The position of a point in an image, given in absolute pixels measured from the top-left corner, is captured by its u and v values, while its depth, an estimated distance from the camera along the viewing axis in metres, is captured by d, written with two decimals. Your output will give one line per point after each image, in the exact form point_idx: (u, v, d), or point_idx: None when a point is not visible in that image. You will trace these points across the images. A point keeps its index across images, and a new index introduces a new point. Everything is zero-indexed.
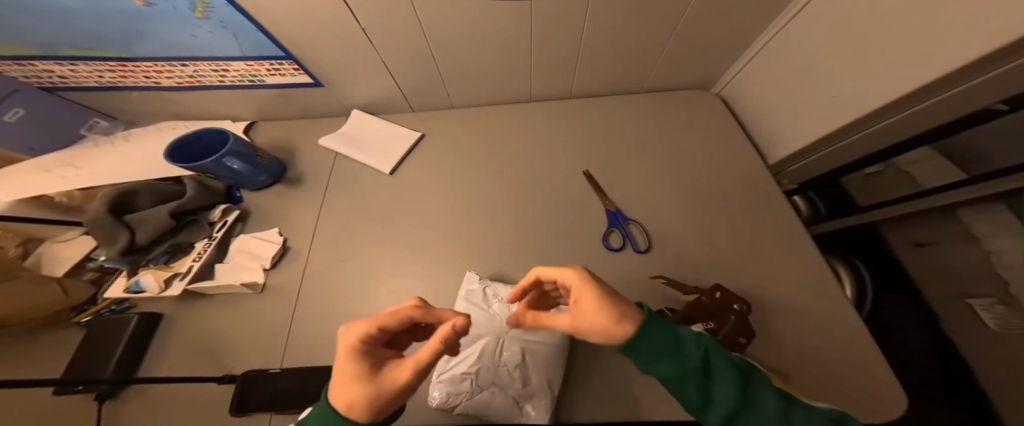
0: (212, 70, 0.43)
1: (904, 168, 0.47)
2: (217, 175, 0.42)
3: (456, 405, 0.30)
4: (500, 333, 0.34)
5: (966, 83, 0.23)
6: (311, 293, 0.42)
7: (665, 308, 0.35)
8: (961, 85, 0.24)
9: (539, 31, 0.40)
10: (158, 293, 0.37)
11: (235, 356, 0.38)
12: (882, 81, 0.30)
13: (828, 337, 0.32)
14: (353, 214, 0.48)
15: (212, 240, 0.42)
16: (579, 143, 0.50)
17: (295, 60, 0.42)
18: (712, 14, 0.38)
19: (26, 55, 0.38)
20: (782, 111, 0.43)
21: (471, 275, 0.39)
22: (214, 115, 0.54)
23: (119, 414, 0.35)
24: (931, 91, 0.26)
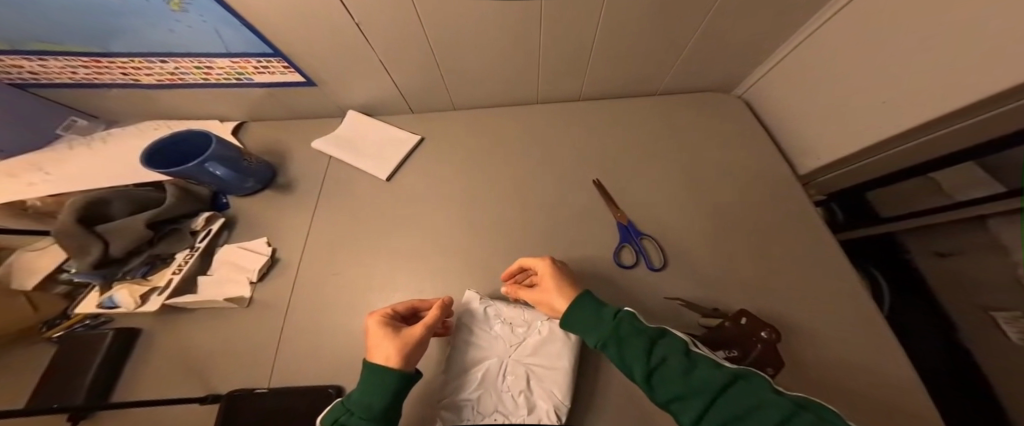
0: (195, 68, 0.40)
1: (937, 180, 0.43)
2: (199, 180, 0.39)
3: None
4: (504, 357, 0.31)
5: None
6: (300, 308, 0.39)
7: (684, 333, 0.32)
8: None
9: (548, 29, 0.36)
10: (134, 309, 0.34)
11: (216, 377, 0.35)
12: None
13: (866, 370, 0.29)
14: (347, 222, 0.45)
15: (194, 250, 0.39)
16: (589, 149, 0.47)
17: (284, 57, 0.39)
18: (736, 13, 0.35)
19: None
20: (809, 117, 0.40)
21: (471, 294, 0.36)
22: (202, 115, 0.51)
23: None
24: None
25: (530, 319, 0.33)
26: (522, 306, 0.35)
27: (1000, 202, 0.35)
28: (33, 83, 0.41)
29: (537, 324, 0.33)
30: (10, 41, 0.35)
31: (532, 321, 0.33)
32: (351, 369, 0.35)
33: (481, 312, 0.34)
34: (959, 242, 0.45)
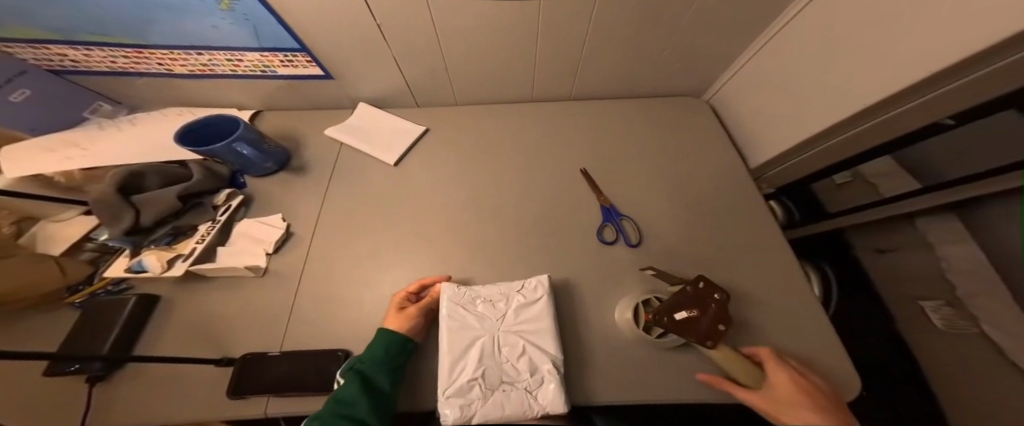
0: (227, 60, 0.45)
1: (869, 180, 0.54)
2: (225, 160, 0.43)
3: (471, 419, 0.28)
4: (494, 331, 0.33)
5: (949, 86, 0.25)
6: (314, 279, 0.42)
7: (653, 297, 0.37)
8: (949, 86, 0.25)
9: (543, 36, 0.43)
10: (161, 272, 0.39)
11: (234, 340, 0.38)
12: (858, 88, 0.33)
13: (806, 326, 0.35)
14: (358, 202, 0.49)
15: (215, 223, 0.43)
16: (579, 143, 0.53)
17: (309, 52, 0.43)
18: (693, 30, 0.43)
19: (42, 39, 0.41)
20: (763, 120, 0.47)
21: (446, 285, 0.37)
22: (221, 102, 0.54)
23: (111, 396, 0.34)
24: (915, 94, 0.28)
25: (506, 292, 0.36)
26: (497, 283, 0.38)
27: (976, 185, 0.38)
28: (70, 69, 0.46)
29: (513, 296, 0.36)
30: (66, 31, 0.40)
31: (508, 294, 0.36)
32: (363, 331, 0.38)
33: (461, 295, 0.36)
34: (901, 240, 0.58)
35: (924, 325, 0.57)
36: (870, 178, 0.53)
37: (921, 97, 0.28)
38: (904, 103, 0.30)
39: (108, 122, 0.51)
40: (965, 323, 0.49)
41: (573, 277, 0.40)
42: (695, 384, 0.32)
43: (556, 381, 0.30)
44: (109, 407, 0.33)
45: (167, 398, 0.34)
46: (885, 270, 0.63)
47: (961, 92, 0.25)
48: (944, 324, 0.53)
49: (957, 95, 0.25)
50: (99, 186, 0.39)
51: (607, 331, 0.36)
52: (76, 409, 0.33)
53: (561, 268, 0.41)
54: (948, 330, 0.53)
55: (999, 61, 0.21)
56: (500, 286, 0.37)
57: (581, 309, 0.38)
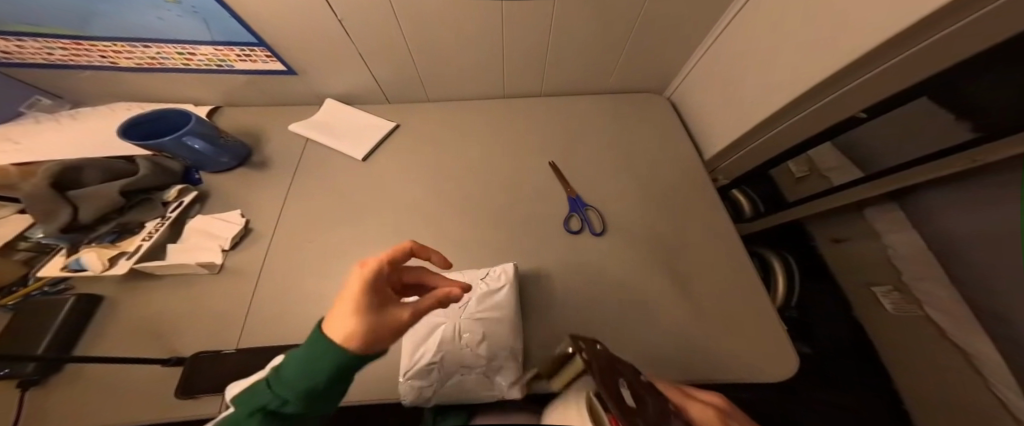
0: (177, 53, 0.43)
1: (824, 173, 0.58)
2: (174, 154, 0.41)
3: (429, 398, 0.31)
4: (457, 319, 0.34)
5: (886, 63, 0.27)
6: (273, 275, 0.41)
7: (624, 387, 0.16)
8: (884, 65, 0.28)
9: (506, 34, 0.44)
10: (101, 271, 0.37)
11: (186, 338, 0.36)
12: (796, 79, 0.36)
13: (757, 305, 0.37)
14: (322, 197, 0.48)
15: (164, 219, 0.43)
16: (547, 137, 0.54)
17: (268, 47, 0.42)
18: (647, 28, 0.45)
19: None
20: (716, 115, 0.50)
21: None
22: (175, 97, 0.52)
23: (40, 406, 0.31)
24: (850, 76, 0.31)
25: (472, 280, 0.37)
26: (463, 271, 0.38)
27: (919, 170, 0.41)
28: (3, 61, 0.43)
29: (477, 283, 0.37)
30: None
31: (473, 281, 0.37)
32: None
33: None
34: (852, 230, 0.64)
35: (875, 307, 0.62)
36: (825, 171, 0.58)
37: (857, 79, 0.30)
38: (842, 86, 0.32)
39: (47, 117, 0.49)
40: (914, 306, 0.55)
41: (537, 265, 0.41)
42: (656, 361, 0.33)
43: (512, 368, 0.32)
44: (42, 414, 0.31)
45: (105, 403, 0.32)
46: (841, 259, 0.68)
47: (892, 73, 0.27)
48: (895, 307, 0.58)
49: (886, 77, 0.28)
50: (28, 183, 0.37)
51: (570, 315, 0.37)
52: None
53: (526, 257, 0.42)
54: (895, 313, 0.59)
55: (927, 40, 0.23)
56: (468, 275, 0.38)
57: (544, 295, 0.38)
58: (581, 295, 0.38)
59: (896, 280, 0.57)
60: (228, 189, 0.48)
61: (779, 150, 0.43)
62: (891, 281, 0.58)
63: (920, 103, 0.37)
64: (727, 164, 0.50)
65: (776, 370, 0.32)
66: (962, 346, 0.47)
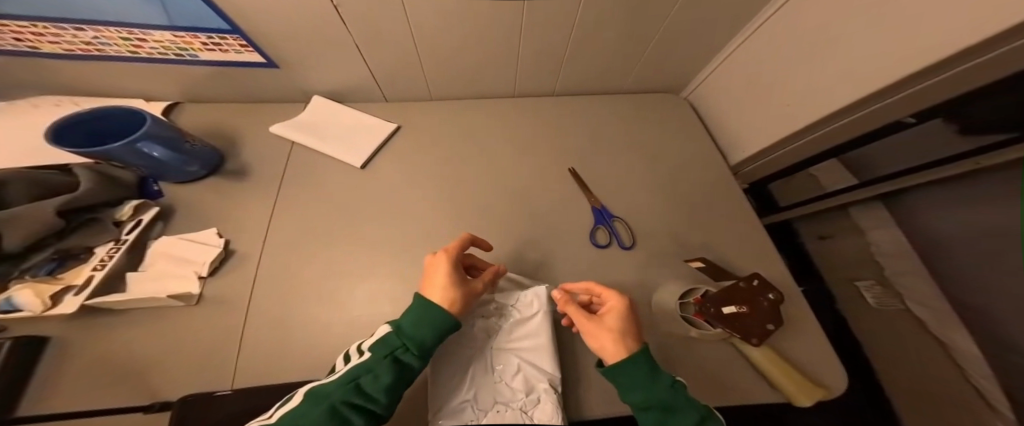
0: (121, 39, 0.35)
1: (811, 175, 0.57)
2: (126, 163, 0.34)
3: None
4: (488, 348, 0.32)
5: (921, 84, 0.26)
6: (264, 306, 0.35)
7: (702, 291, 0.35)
8: (920, 85, 0.27)
9: (525, 29, 0.40)
10: (43, 311, 0.30)
11: (158, 386, 0.31)
12: (835, 87, 0.34)
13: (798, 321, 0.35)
14: (316, 211, 0.42)
15: (120, 243, 0.36)
16: (564, 140, 0.50)
17: (243, 35, 0.35)
18: (672, 27, 0.42)
19: None
20: (742, 118, 0.49)
21: None
22: (121, 92, 0.44)
23: None
24: (888, 92, 0.30)
25: (500, 305, 0.35)
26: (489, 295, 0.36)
27: (920, 175, 0.41)
28: None
29: (506, 309, 0.35)
30: None
31: (502, 307, 0.35)
32: (328, 363, 0.32)
33: None
34: (837, 227, 0.65)
35: (858, 300, 0.64)
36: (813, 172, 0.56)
37: (895, 95, 0.29)
38: (878, 101, 0.31)
39: None
40: (894, 300, 0.56)
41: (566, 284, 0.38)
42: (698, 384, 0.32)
43: (552, 400, 0.28)
44: None
45: None
46: (827, 254, 0.69)
47: (925, 93, 0.27)
48: (877, 301, 0.60)
49: (921, 97, 0.27)
50: None
51: None
52: None
53: (553, 274, 0.39)
54: (878, 305, 0.60)
55: (965, 66, 0.23)
56: (497, 298, 0.35)
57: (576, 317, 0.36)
58: None
59: (879, 274, 0.58)
60: (200, 203, 0.41)
61: (805, 157, 0.42)
62: (874, 275, 0.59)
63: (932, 125, 0.36)
64: (751, 169, 0.50)
65: (835, 380, 0.31)
66: (938, 336, 0.49)
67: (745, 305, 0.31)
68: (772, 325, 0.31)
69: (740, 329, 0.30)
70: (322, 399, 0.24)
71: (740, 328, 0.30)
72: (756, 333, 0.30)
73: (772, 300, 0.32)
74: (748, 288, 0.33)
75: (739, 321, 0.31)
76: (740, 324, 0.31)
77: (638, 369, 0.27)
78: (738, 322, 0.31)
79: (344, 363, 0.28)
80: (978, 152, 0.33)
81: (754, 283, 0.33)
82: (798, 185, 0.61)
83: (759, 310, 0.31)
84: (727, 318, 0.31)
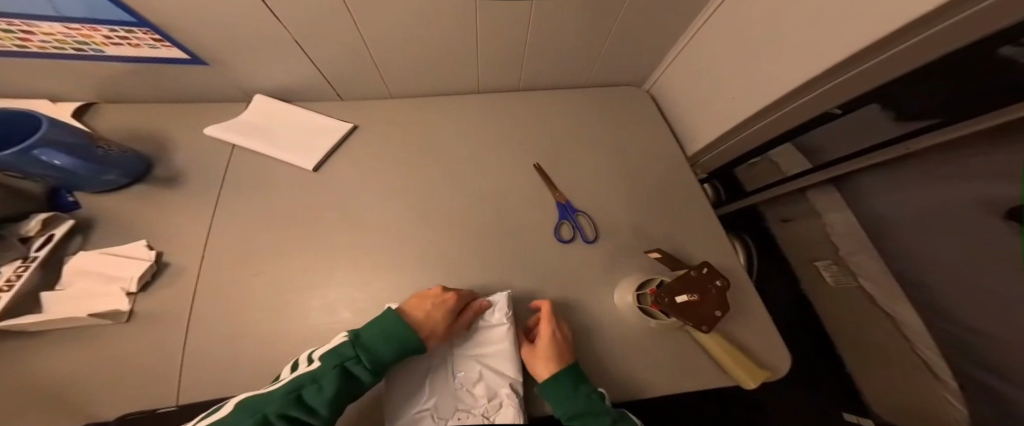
0: (1, 31, 0.31)
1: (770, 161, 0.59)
2: (25, 173, 0.30)
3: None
4: (450, 355, 0.32)
5: (863, 66, 0.27)
6: (202, 324, 0.32)
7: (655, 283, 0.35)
8: (861, 66, 0.28)
9: (479, 23, 0.38)
10: None
11: (83, 412, 0.28)
12: (781, 76, 0.35)
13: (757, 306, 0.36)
14: (263, 218, 0.39)
15: (28, 261, 0.32)
16: (528, 136, 0.49)
17: (154, 29, 0.32)
18: (628, 20, 0.42)
19: None
20: (700, 109, 0.50)
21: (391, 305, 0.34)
22: (24, 92, 0.39)
23: None
24: (831, 76, 0.31)
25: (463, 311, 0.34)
26: None
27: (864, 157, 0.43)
28: None
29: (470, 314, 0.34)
30: None
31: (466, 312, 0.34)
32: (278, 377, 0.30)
33: None
34: (794, 211, 0.68)
35: (818, 280, 0.68)
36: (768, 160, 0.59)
37: (837, 79, 0.30)
38: (822, 86, 0.32)
39: None
40: (849, 278, 0.60)
41: (531, 280, 0.38)
42: (660, 373, 0.32)
43: (514, 405, 0.28)
44: None
45: None
46: (789, 237, 0.72)
47: (866, 74, 0.28)
48: (834, 280, 0.63)
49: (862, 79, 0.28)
50: None
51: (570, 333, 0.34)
52: None
53: (517, 272, 0.38)
54: (835, 283, 0.64)
55: (904, 44, 0.23)
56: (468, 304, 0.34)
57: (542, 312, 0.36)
58: (582, 308, 0.36)
59: (834, 255, 0.61)
60: (130, 214, 0.37)
61: (757, 144, 0.44)
62: (830, 256, 0.63)
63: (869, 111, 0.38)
64: (708, 159, 0.51)
65: (783, 361, 0.33)
66: (886, 310, 0.52)
67: (696, 293, 0.32)
68: (721, 311, 0.31)
69: (690, 319, 0.30)
70: (255, 411, 0.23)
71: (690, 319, 0.30)
72: (705, 322, 0.31)
73: (720, 287, 0.32)
74: (700, 276, 0.33)
75: (692, 310, 0.31)
76: (691, 313, 0.31)
77: (556, 384, 0.29)
78: (687, 311, 0.31)
79: (291, 370, 0.27)
80: (910, 136, 0.37)
81: (704, 271, 0.33)
82: (755, 174, 0.64)
83: (709, 297, 0.32)
84: (678, 308, 0.31)
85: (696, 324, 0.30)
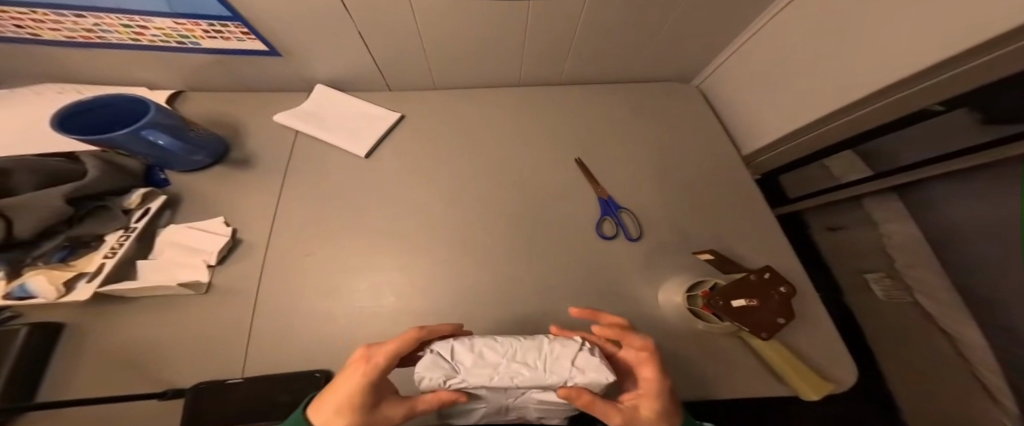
0: (122, 25, 0.35)
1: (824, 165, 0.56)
2: (132, 152, 0.34)
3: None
4: (506, 404, 0.23)
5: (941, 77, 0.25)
6: (271, 294, 0.36)
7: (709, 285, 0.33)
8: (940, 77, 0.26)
9: (532, 16, 0.38)
10: (56, 298, 0.31)
11: (174, 370, 0.32)
12: (857, 76, 0.33)
13: (810, 317, 0.35)
14: (321, 201, 0.42)
15: (130, 231, 0.36)
16: (571, 131, 0.49)
17: (244, 22, 0.35)
18: (683, 15, 0.41)
19: None
20: (757, 107, 0.47)
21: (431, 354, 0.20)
22: (126, 81, 0.44)
23: None
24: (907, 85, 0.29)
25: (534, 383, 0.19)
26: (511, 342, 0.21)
27: (937, 167, 0.39)
28: None
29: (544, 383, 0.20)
30: None
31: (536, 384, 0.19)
32: (336, 351, 0.33)
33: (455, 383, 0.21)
34: (849, 218, 0.63)
35: (866, 295, 0.63)
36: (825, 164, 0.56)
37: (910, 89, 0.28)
38: (896, 93, 0.30)
39: None
40: (902, 293, 0.55)
41: (573, 276, 0.38)
42: (703, 377, 0.32)
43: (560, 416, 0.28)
44: None
45: None
46: (839, 247, 0.67)
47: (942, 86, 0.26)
48: (885, 294, 0.59)
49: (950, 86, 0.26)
50: None
51: None
52: None
53: (559, 266, 0.38)
54: (887, 299, 0.59)
55: None
56: (542, 360, 0.20)
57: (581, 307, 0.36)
58: (619, 303, 0.36)
59: (889, 267, 0.57)
60: (205, 192, 0.41)
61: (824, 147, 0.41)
62: (884, 268, 0.58)
63: (959, 114, 0.35)
64: (764, 160, 0.49)
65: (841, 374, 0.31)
66: (949, 332, 0.48)
67: (755, 298, 0.30)
68: (782, 318, 0.30)
69: (751, 326, 0.29)
70: None
71: (751, 326, 0.29)
72: (766, 329, 0.29)
73: (782, 293, 0.31)
74: (761, 281, 0.32)
75: (751, 315, 0.30)
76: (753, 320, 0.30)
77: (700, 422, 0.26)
78: (747, 316, 0.29)
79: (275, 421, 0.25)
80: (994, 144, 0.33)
81: (766, 276, 0.32)
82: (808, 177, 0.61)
83: (770, 303, 0.31)
84: (737, 312, 0.30)
85: (755, 331, 0.29)
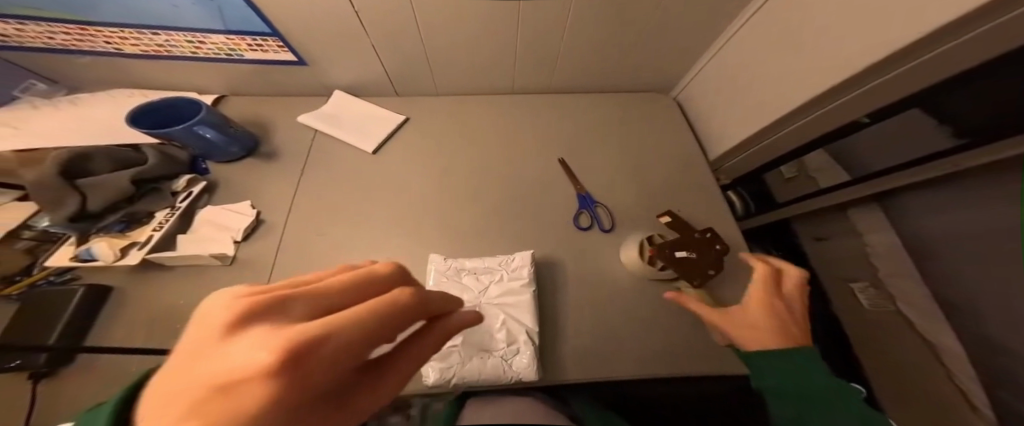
0: (185, 41, 0.43)
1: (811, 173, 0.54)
2: (185, 143, 0.41)
3: (450, 378, 0.32)
4: (476, 303, 0.36)
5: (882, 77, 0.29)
6: (286, 267, 0.41)
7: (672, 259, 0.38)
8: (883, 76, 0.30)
9: (519, 32, 0.45)
10: (113, 261, 0.37)
11: None
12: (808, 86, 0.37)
13: None
14: (332, 190, 0.48)
15: (174, 210, 0.42)
16: (557, 135, 0.54)
17: (281, 37, 0.42)
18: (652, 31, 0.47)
19: None
20: (725, 117, 0.52)
21: (435, 256, 0.41)
22: (178, 87, 0.52)
23: (61, 391, 0.33)
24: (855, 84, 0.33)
25: (491, 267, 0.39)
26: (482, 258, 0.41)
27: (902, 175, 0.40)
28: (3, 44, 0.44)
29: (498, 271, 0.39)
30: None
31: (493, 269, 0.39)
32: None
33: (448, 272, 0.39)
34: (833, 228, 0.63)
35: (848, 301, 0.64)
36: (812, 172, 0.54)
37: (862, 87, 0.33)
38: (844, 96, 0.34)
39: (44, 102, 0.49)
40: (889, 302, 0.56)
41: (550, 262, 0.42)
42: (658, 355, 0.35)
43: (530, 351, 0.34)
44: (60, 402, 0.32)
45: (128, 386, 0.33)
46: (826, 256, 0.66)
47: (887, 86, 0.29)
48: (871, 303, 0.59)
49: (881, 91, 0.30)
50: (39, 168, 0.37)
51: (581, 308, 0.39)
52: (16, 408, 0.32)
53: (538, 253, 0.43)
54: (872, 308, 0.59)
55: None
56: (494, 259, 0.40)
57: (555, 290, 0.40)
58: (591, 289, 0.40)
59: (872, 277, 0.57)
60: (235, 180, 0.48)
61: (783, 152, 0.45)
62: (869, 278, 0.58)
63: (913, 115, 0.37)
64: (729, 165, 0.53)
65: None
66: (925, 336, 0.49)
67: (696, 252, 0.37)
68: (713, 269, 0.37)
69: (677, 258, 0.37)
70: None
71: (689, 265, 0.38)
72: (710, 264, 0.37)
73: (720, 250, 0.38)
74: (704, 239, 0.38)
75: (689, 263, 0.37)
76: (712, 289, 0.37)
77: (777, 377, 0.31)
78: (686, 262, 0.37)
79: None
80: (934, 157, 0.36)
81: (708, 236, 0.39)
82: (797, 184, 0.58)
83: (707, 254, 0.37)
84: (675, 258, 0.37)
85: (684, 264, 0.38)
